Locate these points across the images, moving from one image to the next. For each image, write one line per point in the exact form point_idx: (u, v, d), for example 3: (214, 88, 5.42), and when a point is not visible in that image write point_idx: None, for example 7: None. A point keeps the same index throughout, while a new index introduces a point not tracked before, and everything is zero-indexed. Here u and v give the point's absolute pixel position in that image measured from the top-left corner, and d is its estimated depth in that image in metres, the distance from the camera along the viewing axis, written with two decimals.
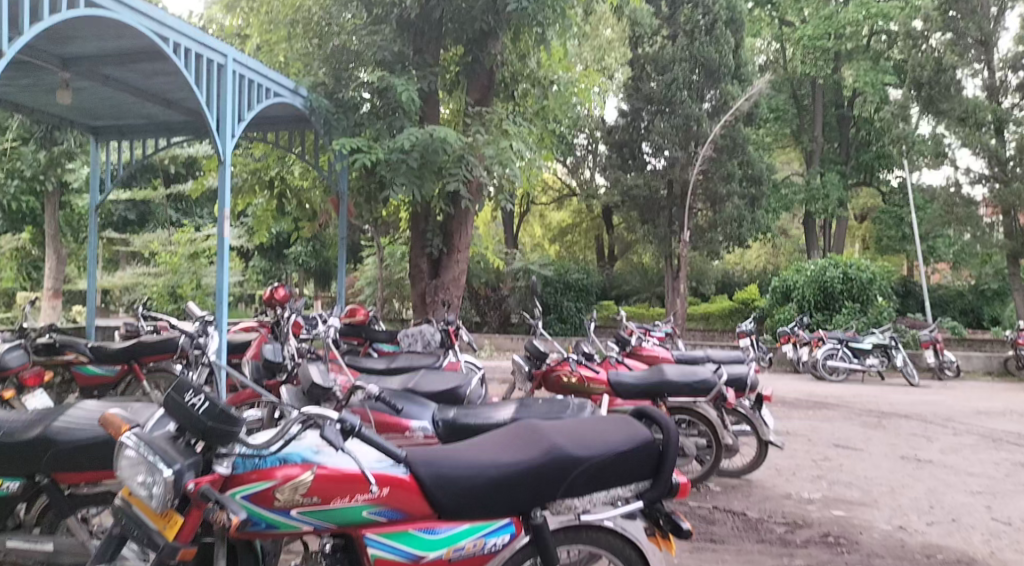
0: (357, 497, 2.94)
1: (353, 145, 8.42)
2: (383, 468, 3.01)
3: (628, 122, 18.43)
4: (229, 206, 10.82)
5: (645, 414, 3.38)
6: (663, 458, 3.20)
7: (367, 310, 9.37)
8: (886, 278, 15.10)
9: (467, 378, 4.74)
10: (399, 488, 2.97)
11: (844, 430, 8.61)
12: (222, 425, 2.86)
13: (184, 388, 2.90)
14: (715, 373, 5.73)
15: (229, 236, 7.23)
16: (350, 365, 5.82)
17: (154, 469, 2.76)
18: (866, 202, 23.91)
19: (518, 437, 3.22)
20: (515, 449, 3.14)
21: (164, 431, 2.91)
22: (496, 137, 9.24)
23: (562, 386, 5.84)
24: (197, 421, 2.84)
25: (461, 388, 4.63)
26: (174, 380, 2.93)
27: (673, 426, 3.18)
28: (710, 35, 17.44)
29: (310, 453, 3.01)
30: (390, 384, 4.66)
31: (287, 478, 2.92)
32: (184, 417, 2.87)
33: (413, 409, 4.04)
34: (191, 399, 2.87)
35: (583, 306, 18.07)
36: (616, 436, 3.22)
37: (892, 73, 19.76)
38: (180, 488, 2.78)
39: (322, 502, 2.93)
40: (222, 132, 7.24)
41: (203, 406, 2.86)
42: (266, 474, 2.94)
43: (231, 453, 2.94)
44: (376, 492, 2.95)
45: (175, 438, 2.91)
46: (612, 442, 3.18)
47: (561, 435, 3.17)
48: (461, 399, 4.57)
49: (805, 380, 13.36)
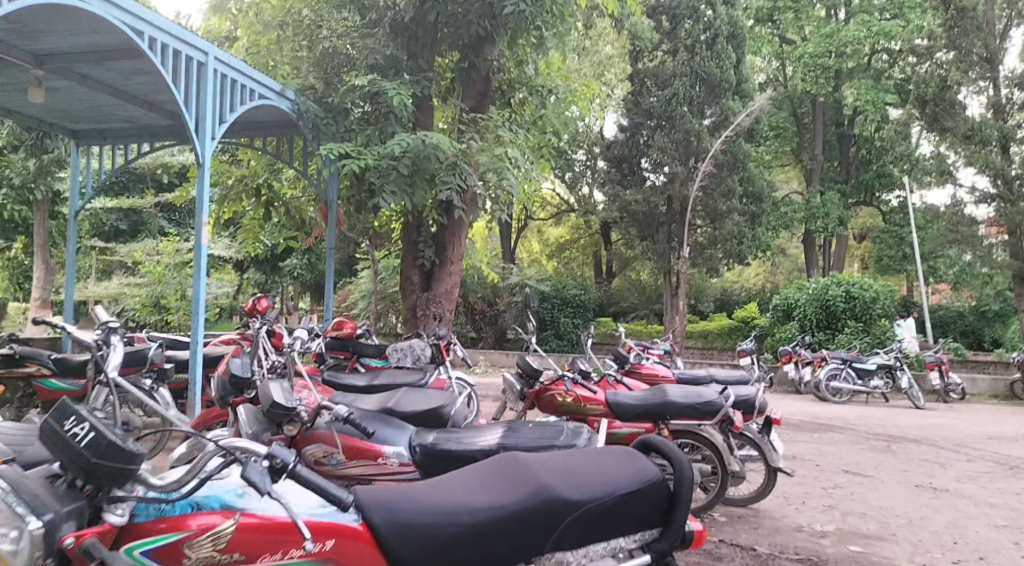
0: (291, 552, 2.65)
1: (341, 150, 8.07)
2: (321, 516, 2.70)
3: (627, 137, 18.13)
4: (215, 215, 10.43)
5: (651, 445, 3.05)
6: (674, 499, 2.90)
7: (355, 323, 8.76)
8: (890, 298, 14.75)
9: (452, 397, 4.34)
10: (345, 540, 2.65)
11: (853, 455, 8.22)
12: (112, 463, 2.48)
13: (66, 414, 2.51)
14: (721, 395, 5.31)
15: (206, 243, 6.86)
16: (328, 383, 5.44)
17: (19, 520, 2.42)
18: (866, 221, 23.58)
19: (497, 475, 2.86)
20: (494, 491, 2.78)
21: (45, 470, 2.58)
22: (491, 144, 8.90)
23: (556, 407, 5.43)
24: (79, 457, 2.46)
25: (445, 407, 4.20)
26: (55, 403, 2.54)
27: (686, 467, 2.87)
28: (711, 50, 17.15)
29: (233, 496, 2.72)
30: (366, 403, 4.24)
31: (203, 529, 2.64)
32: (66, 452, 2.48)
33: (388, 434, 3.69)
34: (73, 428, 2.49)
35: (580, 323, 17.65)
36: (619, 475, 2.87)
37: (893, 92, 19.50)
38: (54, 541, 2.45)
39: (245, 559, 2.65)
40: (202, 133, 6.89)
41: (85, 438, 2.47)
42: (176, 524, 2.64)
43: (129, 497, 2.61)
44: (315, 547, 2.64)
45: (54, 479, 2.56)
46: (614, 481, 2.84)
47: (550, 474, 2.80)
48: (444, 421, 4.15)
49: (807, 401, 12.95)
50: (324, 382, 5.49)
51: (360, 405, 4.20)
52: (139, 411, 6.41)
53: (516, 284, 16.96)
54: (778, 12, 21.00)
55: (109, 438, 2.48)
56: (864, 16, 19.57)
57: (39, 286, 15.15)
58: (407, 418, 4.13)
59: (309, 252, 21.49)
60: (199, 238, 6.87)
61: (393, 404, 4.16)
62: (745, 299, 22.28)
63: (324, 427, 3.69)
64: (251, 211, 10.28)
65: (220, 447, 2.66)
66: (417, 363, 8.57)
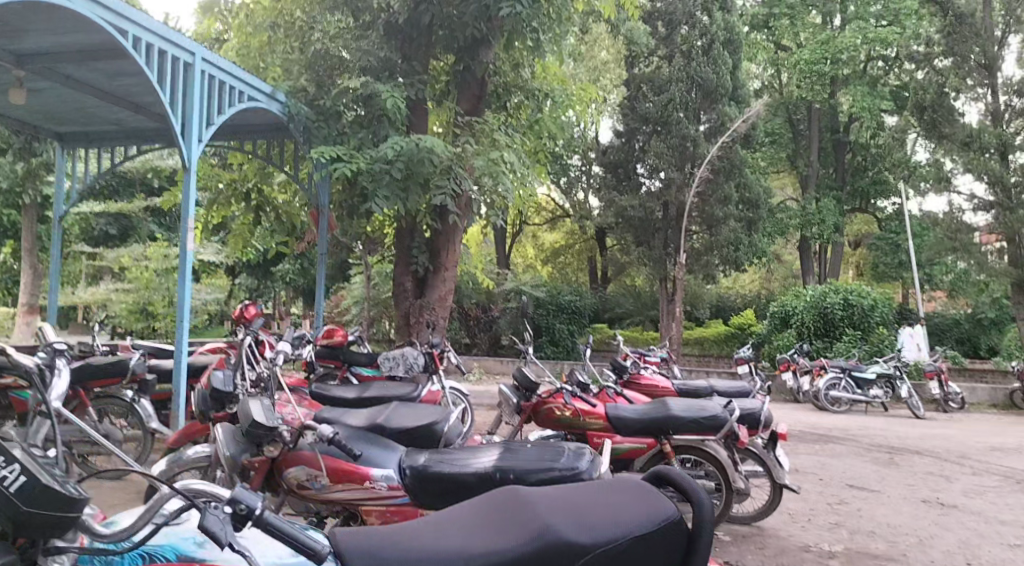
0: None
1: (333, 154, 7.87)
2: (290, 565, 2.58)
3: (623, 143, 17.96)
4: (203, 219, 10.19)
5: (671, 480, 2.77)
6: (693, 542, 2.58)
7: (346, 330, 8.64)
8: (888, 305, 14.59)
9: (445, 412, 4.12)
10: None
11: (856, 468, 8.03)
12: (46, 512, 2.23)
13: None
14: (727, 409, 5.13)
15: (192, 249, 6.65)
16: (316, 395, 5.24)
17: None
18: (862, 228, 23.44)
19: (494, 516, 2.65)
20: (489, 533, 2.57)
21: None
22: (486, 147, 8.69)
23: (555, 421, 5.19)
24: (9, 507, 2.20)
25: (437, 423, 3.99)
26: None
27: (700, 503, 2.58)
28: (707, 55, 17.00)
29: (190, 545, 2.61)
30: (355, 419, 4.02)
31: None
32: None
33: (375, 456, 3.43)
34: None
35: (576, 330, 17.44)
36: (630, 514, 2.61)
37: (890, 99, 19.35)
38: None
39: None
40: (188, 136, 6.68)
41: (14, 482, 2.21)
42: None
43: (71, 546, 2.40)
44: None
45: None
46: (623, 521, 2.59)
47: (550, 515, 2.57)
48: (436, 438, 3.95)
49: (806, 410, 12.76)
50: (310, 395, 5.25)
51: (348, 422, 3.98)
52: (120, 423, 6.19)
53: (511, 291, 16.76)
54: (774, 18, 20.85)
55: (42, 482, 2.23)
56: (861, 23, 19.44)
57: (26, 291, 14.89)
58: (399, 434, 3.91)
59: (301, 258, 21.26)
60: (184, 243, 6.65)
61: (383, 421, 3.94)
62: (741, 306, 22.08)
63: (307, 448, 3.44)
64: (240, 216, 10.05)
65: (176, 493, 2.41)
66: (409, 372, 8.33)
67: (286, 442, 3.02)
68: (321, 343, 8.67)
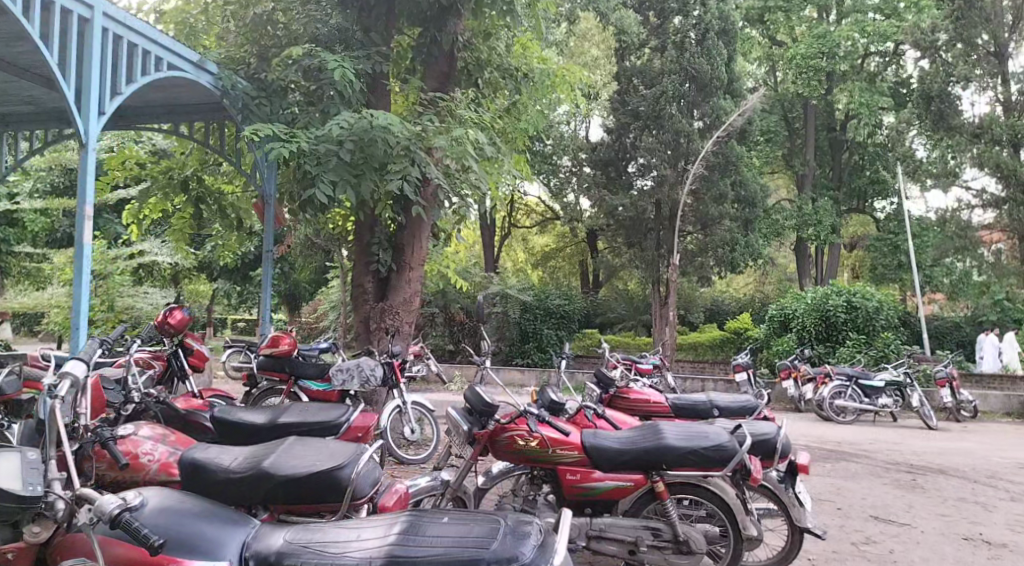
0: None
1: (270, 132, 6.83)
2: None
3: (614, 140, 16.86)
4: (139, 216, 9.05)
5: None
6: None
7: (293, 338, 7.63)
8: (893, 307, 13.48)
9: (362, 448, 3.03)
10: None
11: (876, 493, 6.96)
12: None
13: None
14: (734, 437, 4.05)
15: (88, 243, 5.54)
16: (220, 419, 4.19)
17: None
18: (858, 230, 22.37)
19: None
20: None
21: None
22: (450, 124, 7.44)
23: (514, 453, 4.09)
24: None
25: (343, 467, 2.89)
26: None
27: None
28: (701, 46, 15.89)
29: None
30: (237, 462, 2.98)
31: None
32: None
33: (179, 544, 2.55)
34: None
35: (564, 335, 16.20)
36: None
37: (889, 95, 18.09)
38: None
39: None
40: (84, 109, 5.56)
41: None
42: None
43: None
44: None
45: None
46: None
47: None
48: (340, 488, 2.86)
49: (810, 420, 11.64)
50: (215, 422, 4.23)
51: (226, 468, 2.95)
52: None
53: (494, 294, 15.69)
54: (768, 12, 19.77)
55: None
56: (858, 16, 18.31)
57: None
58: (291, 484, 2.87)
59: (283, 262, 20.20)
60: (81, 236, 5.54)
61: (273, 463, 2.92)
62: (736, 309, 20.83)
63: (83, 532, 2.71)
64: (179, 209, 8.92)
65: None
66: (366, 385, 7.19)
67: (57, 518, 2.64)
68: (265, 353, 7.57)
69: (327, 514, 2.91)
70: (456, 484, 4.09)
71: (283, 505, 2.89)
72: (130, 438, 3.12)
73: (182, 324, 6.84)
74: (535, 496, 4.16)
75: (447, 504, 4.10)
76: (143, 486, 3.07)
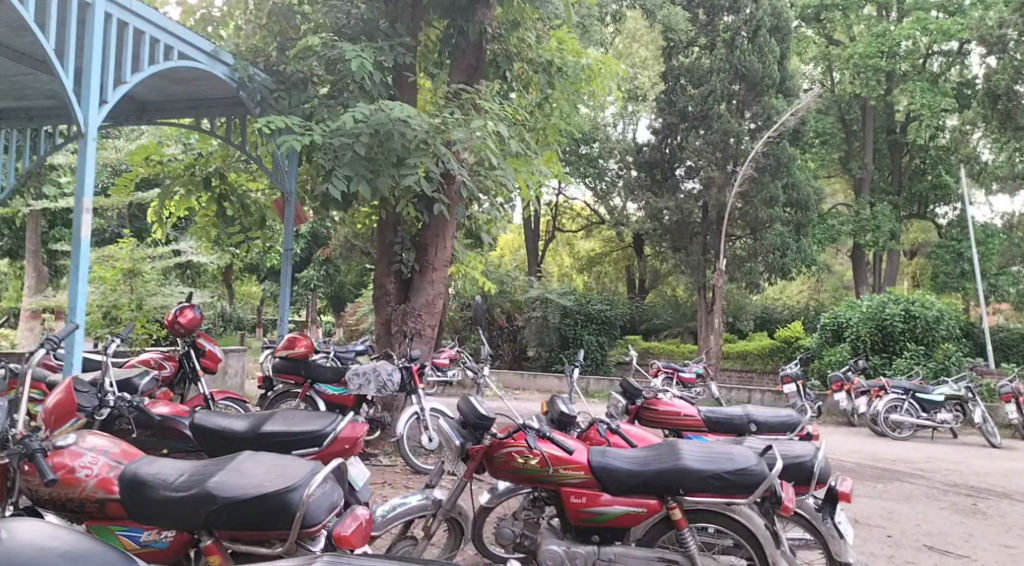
0: None
1: (284, 124, 6.55)
2: None
3: (659, 140, 16.23)
4: (163, 216, 8.85)
5: None
6: None
7: (310, 339, 7.35)
8: (955, 317, 12.62)
9: (316, 468, 2.69)
10: None
11: (932, 519, 6.37)
12: None
13: None
14: (760, 460, 3.59)
15: (86, 237, 5.30)
16: (195, 429, 3.90)
17: None
18: (918, 237, 21.33)
19: None
20: None
21: None
22: (473, 116, 7.03)
23: (512, 472, 3.69)
24: None
25: (292, 490, 2.56)
26: None
27: None
28: (752, 44, 15.29)
29: None
30: (179, 479, 2.65)
31: None
32: None
33: None
34: None
35: (606, 341, 15.51)
36: None
37: (952, 96, 17.11)
38: None
39: None
40: (84, 98, 5.30)
41: None
42: None
43: None
44: None
45: None
46: None
47: None
48: (289, 513, 2.53)
49: (863, 436, 10.94)
50: (205, 431, 3.89)
51: (167, 485, 2.62)
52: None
53: (534, 298, 15.21)
54: (825, 10, 18.95)
55: None
56: (918, 13, 17.36)
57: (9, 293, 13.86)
58: (234, 508, 2.53)
59: (326, 264, 20.08)
60: (78, 230, 5.29)
61: (216, 482, 2.59)
62: (789, 317, 19.99)
63: None
64: (202, 207, 8.70)
65: None
66: (382, 391, 6.85)
67: None
68: (281, 354, 7.33)
69: (276, 542, 2.56)
70: (449, 503, 3.69)
71: (226, 529, 2.54)
72: (68, 449, 2.94)
73: (193, 324, 6.57)
74: (538, 519, 3.83)
75: (440, 525, 3.69)
76: (80, 503, 2.89)
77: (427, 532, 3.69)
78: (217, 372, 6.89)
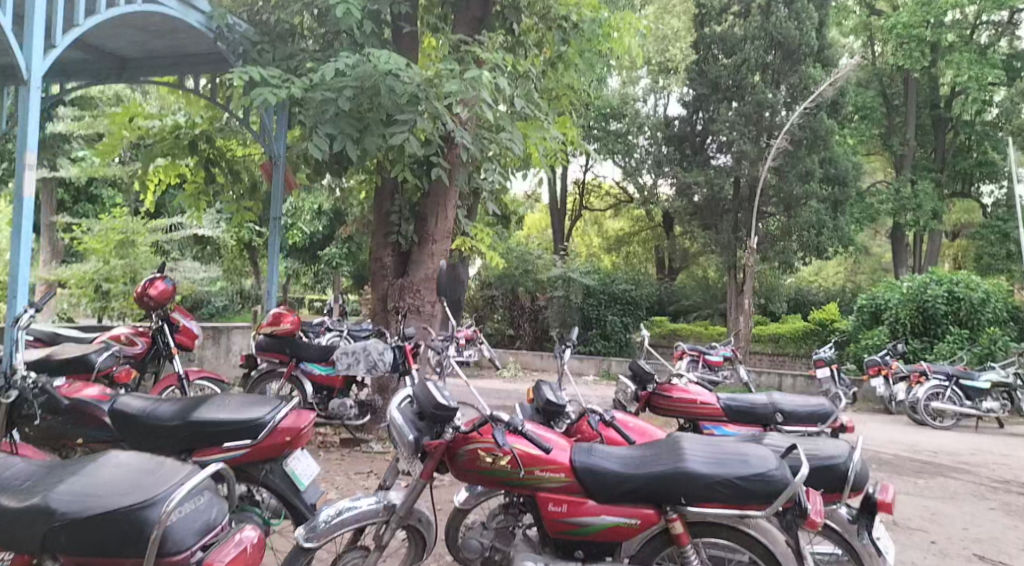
0: None
1: (261, 76, 5.94)
2: None
3: (690, 114, 15.44)
4: (152, 184, 8.35)
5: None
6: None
7: (298, 315, 6.76)
8: (1003, 298, 11.69)
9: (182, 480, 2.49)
10: None
11: (980, 522, 5.65)
12: None
13: None
14: (781, 463, 2.93)
15: (29, 195, 4.78)
16: (119, 418, 3.34)
17: None
18: (962, 217, 20.25)
19: None
20: None
21: None
22: (471, 67, 6.37)
23: (474, 472, 3.10)
24: None
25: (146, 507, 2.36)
26: None
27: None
28: (789, 9, 14.33)
29: None
30: (24, 483, 2.48)
31: None
32: None
33: None
34: None
35: (631, 323, 14.72)
36: None
37: (1002, 68, 15.93)
38: None
39: None
40: (23, 40, 4.72)
41: None
42: None
43: None
44: None
45: None
46: None
47: None
48: (136, 534, 2.33)
49: (901, 424, 10.16)
50: (127, 422, 3.33)
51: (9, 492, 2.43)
52: None
53: (557, 277, 14.46)
54: None
55: None
56: None
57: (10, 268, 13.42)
58: (81, 525, 2.34)
59: (348, 241, 19.55)
60: (20, 187, 4.76)
61: (60, 496, 2.39)
62: (824, 300, 19.10)
63: None
64: (191, 174, 8.17)
65: None
66: (372, 372, 6.28)
67: None
68: (265, 331, 6.78)
69: None
70: (405, 509, 3.07)
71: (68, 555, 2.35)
72: None
73: (164, 296, 6.03)
74: (513, 529, 3.22)
75: (393, 534, 3.08)
76: None
77: (379, 543, 3.08)
78: (193, 349, 6.32)
